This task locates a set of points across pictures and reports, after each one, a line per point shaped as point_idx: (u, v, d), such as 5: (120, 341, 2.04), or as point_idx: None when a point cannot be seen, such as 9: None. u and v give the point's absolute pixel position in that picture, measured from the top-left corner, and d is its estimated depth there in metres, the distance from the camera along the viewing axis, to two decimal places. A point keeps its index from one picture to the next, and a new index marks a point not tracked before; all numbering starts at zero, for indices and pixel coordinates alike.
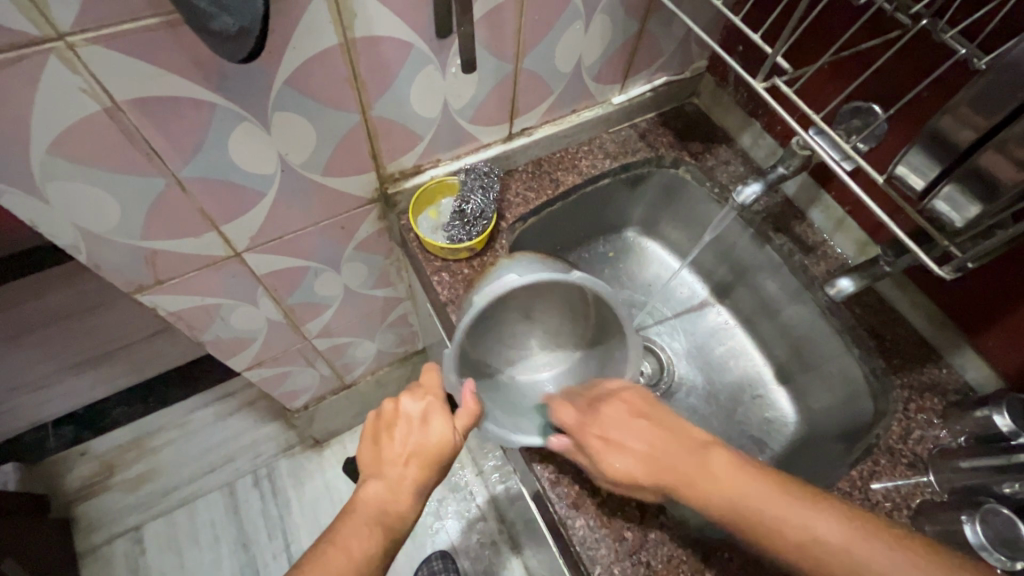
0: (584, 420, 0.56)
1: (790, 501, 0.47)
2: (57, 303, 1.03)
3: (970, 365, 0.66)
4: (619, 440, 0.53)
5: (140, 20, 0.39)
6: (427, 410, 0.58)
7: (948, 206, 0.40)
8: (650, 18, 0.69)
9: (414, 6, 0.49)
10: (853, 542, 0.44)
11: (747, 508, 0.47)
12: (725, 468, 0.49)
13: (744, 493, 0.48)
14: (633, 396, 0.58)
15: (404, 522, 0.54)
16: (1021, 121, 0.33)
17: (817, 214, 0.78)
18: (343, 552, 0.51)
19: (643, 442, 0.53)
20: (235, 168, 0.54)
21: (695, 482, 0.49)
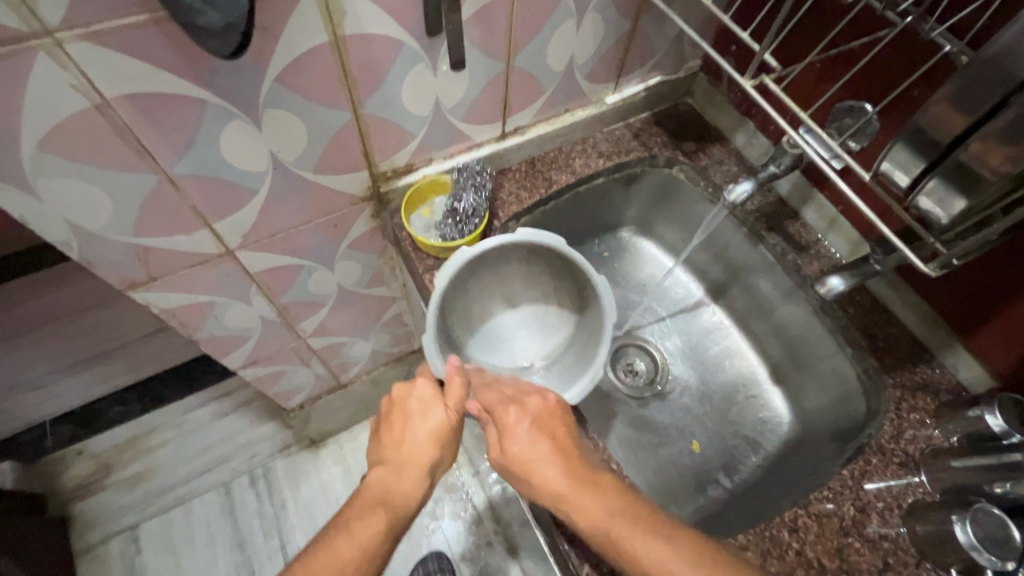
0: (501, 437, 0.53)
1: (638, 533, 0.44)
2: (52, 302, 1.03)
3: (963, 365, 0.66)
4: (518, 438, 0.52)
5: (129, 17, 0.39)
6: (422, 395, 0.59)
7: (933, 202, 0.40)
8: (642, 18, 0.69)
9: (404, 4, 0.50)
10: (694, 574, 0.41)
11: (603, 532, 0.45)
12: (598, 497, 0.47)
13: (610, 522, 0.45)
14: (542, 405, 0.56)
15: (409, 506, 0.53)
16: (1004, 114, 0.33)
17: (810, 213, 0.78)
18: (350, 539, 0.49)
19: (545, 460, 0.50)
20: (226, 166, 0.54)
21: (572, 504, 0.47)
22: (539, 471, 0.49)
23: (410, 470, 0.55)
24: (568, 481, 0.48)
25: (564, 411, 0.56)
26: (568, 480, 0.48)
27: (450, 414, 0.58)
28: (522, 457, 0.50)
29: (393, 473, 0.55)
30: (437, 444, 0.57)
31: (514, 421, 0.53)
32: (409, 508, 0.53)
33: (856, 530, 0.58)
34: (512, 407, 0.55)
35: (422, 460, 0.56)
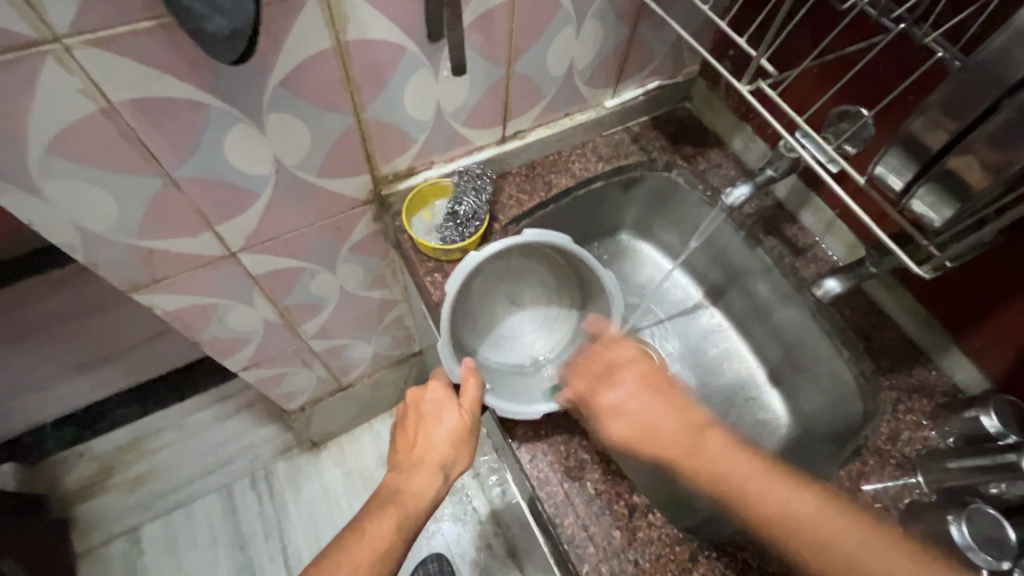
0: (595, 387, 0.58)
1: (777, 481, 0.49)
2: (34, 304, 0.97)
3: (959, 367, 0.66)
4: (618, 397, 0.57)
5: (136, 23, 0.39)
6: (437, 399, 0.62)
7: (925, 206, 0.41)
8: (641, 23, 0.70)
9: (406, 10, 0.50)
10: (827, 514, 0.47)
11: (734, 483, 0.49)
12: (729, 449, 0.52)
13: (736, 473, 0.50)
14: (639, 371, 0.59)
15: (420, 507, 0.59)
16: (991, 122, 0.34)
17: (808, 217, 0.78)
18: (363, 541, 0.57)
19: (671, 420, 0.55)
20: (229, 168, 0.55)
21: (708, 461, 0.51)
22: (666, 426, 0.54)
23: (422, 472, 0.60)
24: (700, 439, 0.53)
25: (663, 375, 0.59)
26: (683, 435, 0.53)
27: (461, 421, 0.60)
28: (648, 426, 0.54)
29: (412, 475, 0.60)
30: (452, 448, 0.60)
31: (611, 387, 0.58)
32: (420, 508, 0.59)
33: None
34: (637, 367, 0.59)
35: (436, 462, 0.60)
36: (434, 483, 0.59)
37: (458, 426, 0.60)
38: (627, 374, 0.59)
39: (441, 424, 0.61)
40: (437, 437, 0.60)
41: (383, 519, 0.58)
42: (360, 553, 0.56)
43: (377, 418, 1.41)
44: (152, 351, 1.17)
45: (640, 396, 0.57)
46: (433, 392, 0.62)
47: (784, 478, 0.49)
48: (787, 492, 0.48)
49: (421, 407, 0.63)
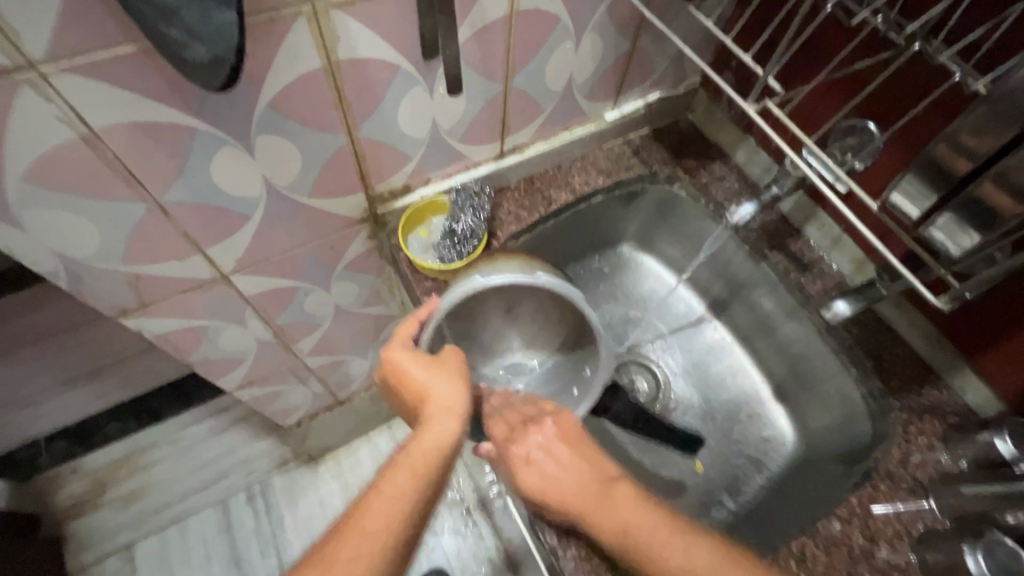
0: (510, 437, 0.53)
1: (685, 537, 0.45)
2: (27, 316, 0.98)
3: (971, 387, 0.65)
4: (537, 453, 0.51)
5: (116, 48, 0.38)
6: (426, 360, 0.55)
7: (944, 235, 0.39)
8: (641, 35, 0.68)
9: (400, 29, 0.49)
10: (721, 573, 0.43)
11: (643, 544, 0.45)
12: (635, 511, 0.46)
13: (640, 532, 0.45)
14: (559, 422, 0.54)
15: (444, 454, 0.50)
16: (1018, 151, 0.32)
17: (813, 231, 0.76)
18: (383, 497, 0.46)
19: (574, 478, 0.49)
20: (216, 191, 0.53)
21: (615, 523, 0.46)
22: (565, 484, 0.49)
23: (434, 423, 0.51)
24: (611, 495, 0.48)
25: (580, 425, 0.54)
26: (585, 492, 0.48)
27: (447, 375, 0.55)
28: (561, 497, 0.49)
29: (429, 424, 0.51)
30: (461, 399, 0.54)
31: (518, 444, 0.52)
32: (440, 465, 0.50)
33: (866, 561, 0.56)
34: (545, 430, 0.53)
35: (449, 413, 0.52)
36: (455, 425, 0.52)
37: (451, 377, 0.55)
38: (534, 442, 0.52)
39: (432, 378, 0.54)
40: (428, 390, 0.54)
41: (403, 466, 0.49)
42: (377, 512, 0.46)
43: (375, 430, 1.40)
44: (139, 366, 1.15)
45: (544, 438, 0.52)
46: (401, 352, 0.56)
47: (679, 529, 0.45)
48: (686, 546, 0.44)
49: (395, 372, 0.55)
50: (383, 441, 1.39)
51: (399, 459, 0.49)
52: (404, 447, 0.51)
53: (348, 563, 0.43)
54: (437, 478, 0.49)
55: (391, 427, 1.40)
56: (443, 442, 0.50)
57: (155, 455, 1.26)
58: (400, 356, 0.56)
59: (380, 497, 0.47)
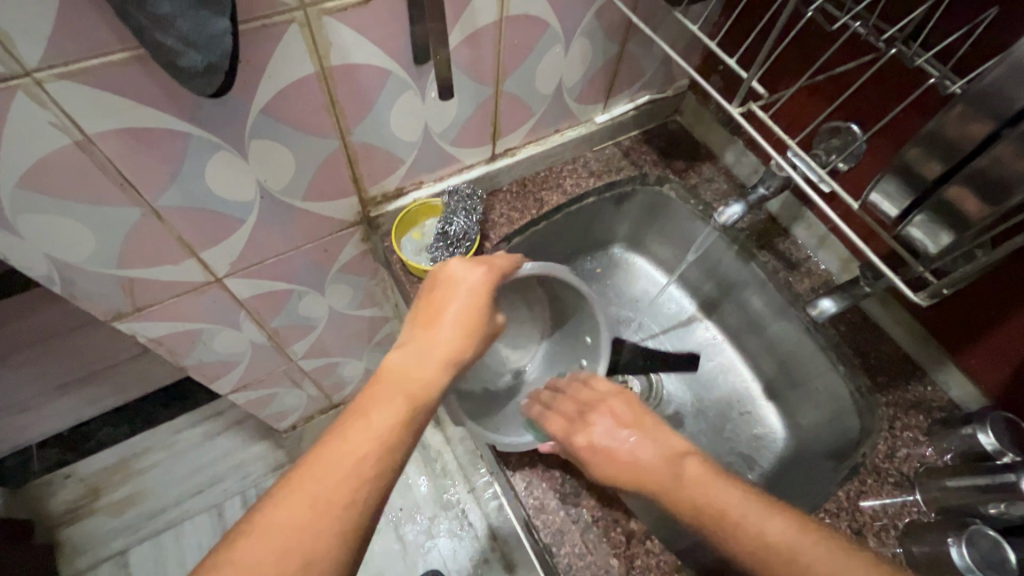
0: (571, 428, 0.55)
1: (754, 503, 0.45)
2: (17, 322, 0.93)
3: (954, 383, 0.66)
4: (594, 436, 0.53)
5: (111, 55, 0.38)
6: (470, 287, 0.51)
7: (921, 233, 0.41)
8: (630, 40, 0.69)
9: (391, 35, 0.50)
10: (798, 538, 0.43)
11: (715, 508, 0.46)
12: (707, 480, 0.47)
13: (716, 501, 0.46)
14: (623, 403, 0.56)
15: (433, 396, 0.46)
16: (985, 155, 0.34)
17: (800, 230, 0.78)
18: (366, 427, 0.42)
19: (644, 452, 0.51)
20: (210, 195, 0.53)
21: (686, 494, 0.47)
22: (634, 456, 0.51)
23: (434, 362, 0.48)
24: (670, 469, 0.49)
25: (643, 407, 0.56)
26: (658, 462, 0.50)
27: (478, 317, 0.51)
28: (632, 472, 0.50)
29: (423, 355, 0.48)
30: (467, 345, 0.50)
31: (581, 430, 0.55)
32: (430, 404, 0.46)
33: None
34: (609, 415, 0.55)
35: (450, 361, 0.48)
36: (445, 372, 0.48)
37: (477, 321, 0.51)
38: (600, 425, 0.54)
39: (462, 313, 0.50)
40: (449, 324, 0.49)
41: (389, 398, 0.44)
42: (358, 442, 0.41)
43: None
44: (133, 370, 1.14)
45: (609, 424, 0.55)
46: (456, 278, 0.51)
47: (756, 498, 0.46)
48: (763, 514, 0.45)
49: (442, 286, 0.51)
50: None
51: (389, 385, 0.45)
52: (397, 370, 0.47)
53: (312, 495, 0.39)
54: (422, 417, 0.45)
55: None
56: (430, 386, 0.46)
57: (149, 460, 1.26)
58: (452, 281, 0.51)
59: (364, 425, 0.42)
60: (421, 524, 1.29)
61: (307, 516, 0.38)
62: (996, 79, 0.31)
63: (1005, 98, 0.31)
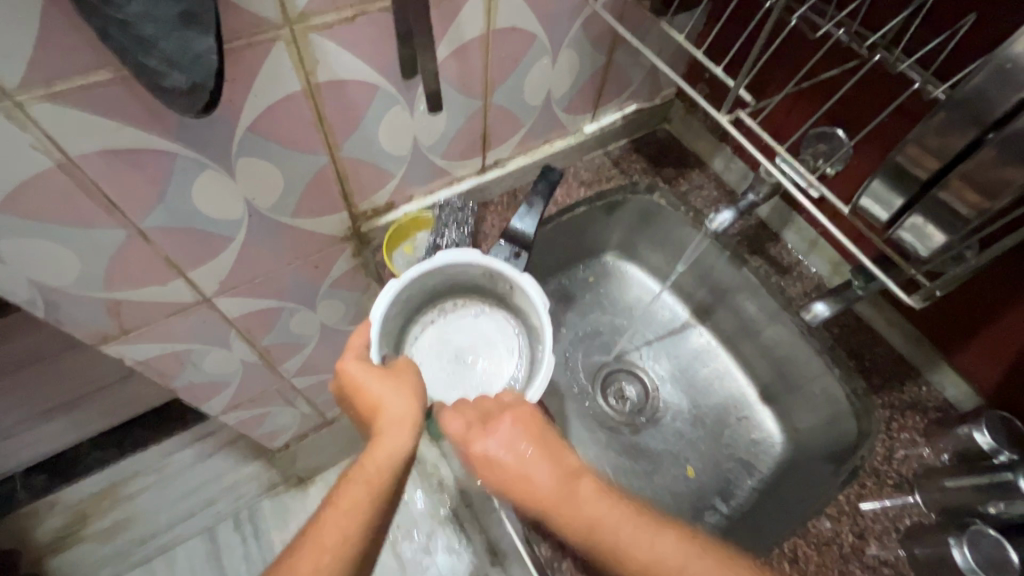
0: (468, 435, 0.52)
1: (632, 525, 0.45)
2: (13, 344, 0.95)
3: (949, 383, 0.66)
4: (489, 446, 0.50)
5: (94, 76, 0.38)
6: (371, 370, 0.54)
7: (913, 235, 0.40)
8: (616, 51, 0.70)
9: (378, 50, 0.49)
10: (690, 560, 0.43)
11: (602, 534, 0.45)
12: (584, 503, 0.46)
13: (598, 524, 0.45)
14: (517, 420, 0.52)
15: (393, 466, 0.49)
16: (981, 150, 0.33)
17: (790, 234, 0.78)
18: (341, 509, 0.47)
19: (536, 481, 0.48)
20: (197, 214, 0.52)
21: (570, 526, 0.47)
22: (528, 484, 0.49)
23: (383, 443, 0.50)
24: (563, 496, 0.47)
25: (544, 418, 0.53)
26: (555, 490, 0.48)
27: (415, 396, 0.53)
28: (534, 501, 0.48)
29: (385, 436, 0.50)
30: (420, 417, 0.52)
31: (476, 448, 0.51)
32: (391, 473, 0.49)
33: (856, 557, 0.57)
34: (511, 446, 0.50)
35: (399, 425, 0.51)
36: (407, 440, 0.50)
37: (408, 390, 0.53)
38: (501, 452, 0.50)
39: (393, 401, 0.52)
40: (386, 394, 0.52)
41: (354, 479, 0.48)
42: (333, 526, 0.46)
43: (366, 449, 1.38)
44: (123, 393, 1.12)
45: (502, 432, 0.51)
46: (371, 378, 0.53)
47: (635, 520, 0.45)
48: (649, 535, 0.45)
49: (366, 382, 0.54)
50: None
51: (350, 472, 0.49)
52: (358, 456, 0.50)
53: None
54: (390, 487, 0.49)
55: None
56: (391, 468, 0.49)
57: (139, 484, 1.23)
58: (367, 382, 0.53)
59: (337, 510, 0.47)
60: (419, 540, 1.28)
61: None
62: (981, 84, 0.31)
63: (991, 102, 0.31)
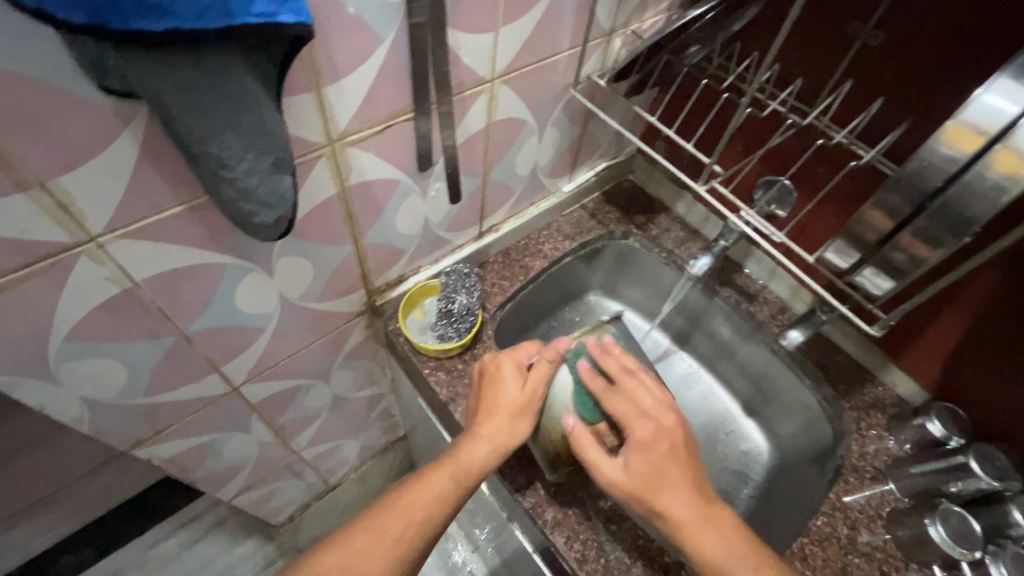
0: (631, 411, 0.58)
1: (757, 568, 0.50)
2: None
3: (900, 381, 0.78)
4: (642, 429, 0.57)
5: (166, 210, 0.41)
6: (509, 367, 0.62)
7: (870, 278, 0.49)
8: (588, 122, 0.79)
9: (401, 152, 0.55)
10: None
11: (725, 567, 0.50)
12: (719, 538, 0.51)
13: (724, 561, 0.50)
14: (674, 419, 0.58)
15: (479, 459, 0.58)
16: (920, 218, 0.41)
17: (751, 265, 0.89)
18: (428, 484, 0.56)
19: (676, 495, 0.53)
20: (238, 314, 0.55)
21: (698, 547, 0.51)
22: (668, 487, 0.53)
23: (481, 442, 0.58)
24: (702, 519, 0.52)
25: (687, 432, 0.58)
26: (693, 508, 0.52)
27: (534, 385, 0.61)
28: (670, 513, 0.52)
29: (500, 427, 0.60)
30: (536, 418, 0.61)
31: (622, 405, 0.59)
32: (478, 463, 0.58)
33: (852, 546, 0.65)
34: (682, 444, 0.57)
35: (510, 413, 0.60)
36: (500, 444, 0.59)
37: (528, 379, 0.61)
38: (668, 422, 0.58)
39: (500, 396, 0.61)
40: (510, 388, 0.61)
41: (445, 465, 0.57)
42: (421, 496, 0.55)
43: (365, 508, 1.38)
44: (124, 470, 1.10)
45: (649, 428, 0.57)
46: (506, 364, 0.62)
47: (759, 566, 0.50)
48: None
49: (490, 381, 0.62)
50: None
51: (444, 454, 0.59)
52: (454, 445, 0.59)
53: (390, 532, 0.53)
54: (475, 478, 0.58)
55: None
56: (482, 461, 0.58)
57: None
58: (498, 366, 0.63)
59: (427, 484, 0.56)
60: None
61: (393, 547, 0.52)
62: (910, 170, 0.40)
63: (920, 184, 0.39)
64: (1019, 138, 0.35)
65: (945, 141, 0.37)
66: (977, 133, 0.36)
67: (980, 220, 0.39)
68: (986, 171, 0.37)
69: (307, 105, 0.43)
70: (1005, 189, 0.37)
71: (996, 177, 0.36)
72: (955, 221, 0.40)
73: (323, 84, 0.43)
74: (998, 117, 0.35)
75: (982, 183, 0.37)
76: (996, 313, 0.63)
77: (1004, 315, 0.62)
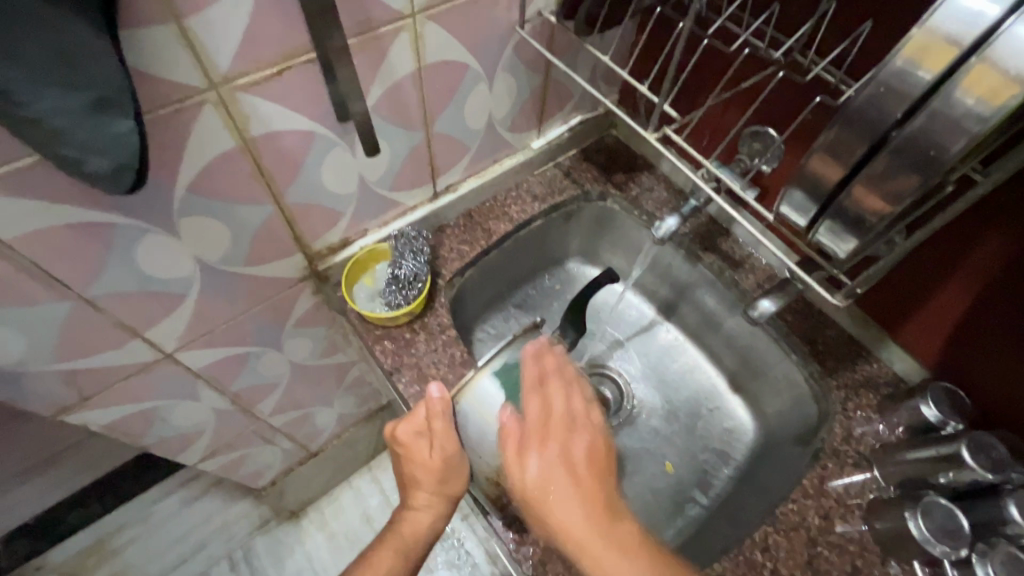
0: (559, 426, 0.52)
1: None
2: None
3: (897, 358, 0.69)
4: (528, 468, 0.50)
5: (14, 162, 0.38)
6: (420, 429, 0.58)
7: (831, 239, 0.42)
8: (552, 69, 0.72)
9: (312, 100, 0.50)
10: None
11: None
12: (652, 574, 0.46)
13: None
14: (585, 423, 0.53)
15: (419, 536, 0.60)
16: (879, 159, 0.34)
17: (739, 228, 0.81)
18: (374, 568, 0.59)
19: (570, 507, 0.47)
20: (146, 277, 0.52)
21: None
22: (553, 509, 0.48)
23: (420, 511, 0.60)
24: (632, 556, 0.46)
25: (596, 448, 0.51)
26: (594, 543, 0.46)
27: (446, 445, 0.57)
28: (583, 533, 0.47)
29: (405, 516, 0.61)
30: (448, 466, 0.58)
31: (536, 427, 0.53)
32: (419, 539, 0.60)
33: (822, 537, 0.60)
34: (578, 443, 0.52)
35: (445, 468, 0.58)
36: (437, 517, 0.60)
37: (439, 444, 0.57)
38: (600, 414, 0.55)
39: (415, 465, 0.58)
40: (430, 457, 0.58)
41: (390, 544, 0.60)
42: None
43: (356, 474, 1.39)
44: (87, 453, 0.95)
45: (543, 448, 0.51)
46: (407, 433, 0.58)
47: None
48: None
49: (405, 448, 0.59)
50: (365, 483, 1.38)
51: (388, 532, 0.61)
52: (395, 521, 0.61)
53: None
54: (419, 549, 0.61)
55: (371, 469, 1.40)
56: (427, 525, 0.60)
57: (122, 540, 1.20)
58: (406, 436, 0.58)
59: (371, 569, 0.59)
60: None
61: None
62: (868, 98, 0.32)
63: (876, 118, 0.33)
64: (997, 47, 0.28)
65: (905, 56, 0.30)
66: (949, 43, 0.29)
67: (950, 160, 0.32)
68: (958, 94, 0.30)
69: (166, 38, 0.39)
70: (984, 119, 0.29)
71: (971, 102, 0.29)
72: (919, 166, 0.33)
73: (182, 13, 0.38)
74: (976, 22, 0.28)
75: (950, 109, 0.30)
76: (1006, 282, 0.54)
77: (1013, 286, 0.53)
